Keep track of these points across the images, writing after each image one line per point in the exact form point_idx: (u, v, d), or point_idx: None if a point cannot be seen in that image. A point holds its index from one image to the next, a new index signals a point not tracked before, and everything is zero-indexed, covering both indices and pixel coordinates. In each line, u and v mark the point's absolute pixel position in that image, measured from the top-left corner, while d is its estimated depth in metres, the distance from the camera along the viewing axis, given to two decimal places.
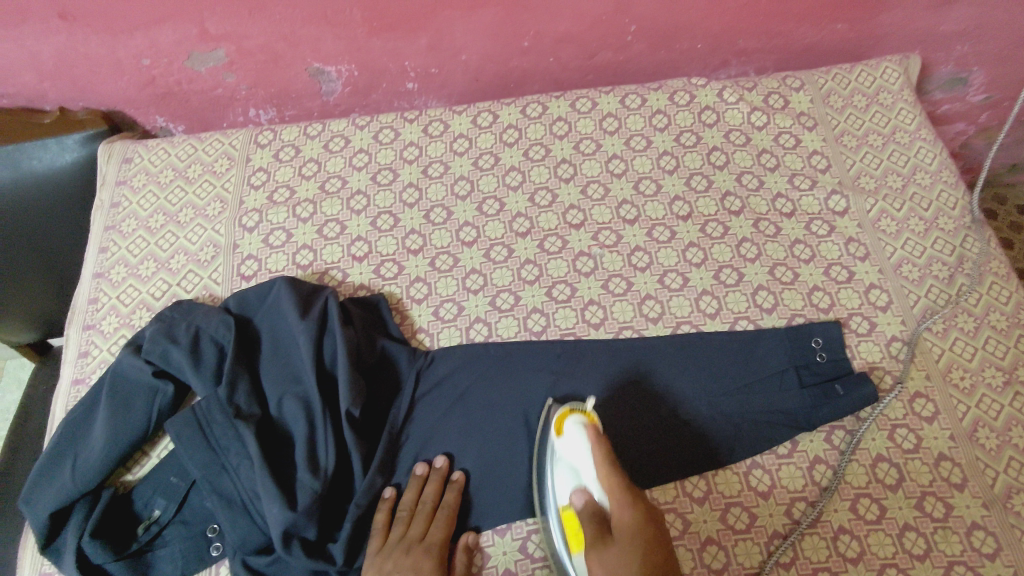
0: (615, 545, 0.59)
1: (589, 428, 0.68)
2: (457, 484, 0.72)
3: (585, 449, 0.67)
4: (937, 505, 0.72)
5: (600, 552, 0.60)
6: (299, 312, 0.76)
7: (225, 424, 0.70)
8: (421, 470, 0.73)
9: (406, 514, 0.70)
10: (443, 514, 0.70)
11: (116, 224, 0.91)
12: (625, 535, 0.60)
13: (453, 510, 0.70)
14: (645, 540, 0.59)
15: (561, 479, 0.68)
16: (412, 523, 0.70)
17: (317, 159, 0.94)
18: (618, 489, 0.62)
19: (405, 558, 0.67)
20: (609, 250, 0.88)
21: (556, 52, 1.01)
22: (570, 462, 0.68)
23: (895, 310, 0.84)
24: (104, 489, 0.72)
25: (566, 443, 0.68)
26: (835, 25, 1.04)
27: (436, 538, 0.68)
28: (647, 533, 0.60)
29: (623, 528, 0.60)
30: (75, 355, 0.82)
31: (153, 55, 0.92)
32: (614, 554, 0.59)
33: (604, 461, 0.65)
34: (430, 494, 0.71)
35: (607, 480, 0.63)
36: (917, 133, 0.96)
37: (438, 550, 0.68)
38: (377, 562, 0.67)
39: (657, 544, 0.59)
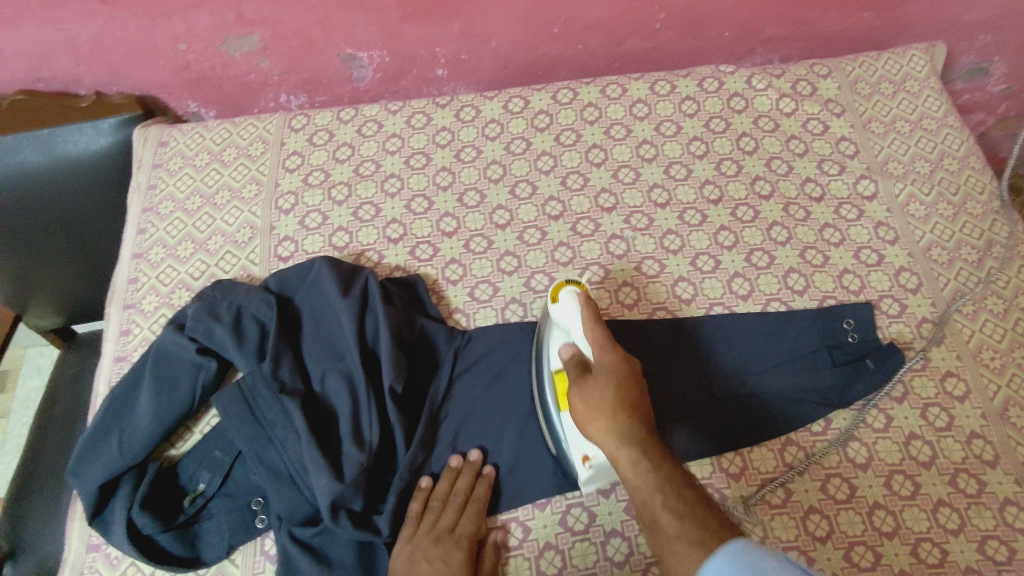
0: (593, 379, 0.66)
1: (581, 297, 0.72)
2: (488, 478, 0.72)
3: (576, 311, 0.71)
4: (970, 481, 0.73)
5: (580, 386, 0.66)
6: (340, 289, 0.77)
7: (270, 398, 0.71)
8: (455, 462, 0.72)
9: (437, 504, 0.70)
10: (473, 508, 0.70)
11: (154, 206, 0.92)
12: (604, 372, 0.66)
13: (483, 504, 0.70)
14: (620, 376, 0.65)
15: (556, 339, 0.73)
16: (442, 514, 0.69)
17: (351, 144, 0.95)
18: (601, 340, 0.68)
19: (435, 548, 0.66)
20: (641, 233, 0.89)
21: (585, 39, 1.03)
22: (563, 324, 0.72)
23: (925, 292, 0.85)
24: (150, 463, 0.74)
25: (558, 307, 0.73)
26: (861, 13, 1.05)
27: (466, 530, 0.68)
28: (623, 372, 0.66)
29: (602, 366, 0.66)
30: (117, 333, 0.83)
31: (189, 39, 0.93)
32: (591, 386, 0.65)
33: (592, 318, 0.70)
34: (462, 486, 0.71)
35: (592, 332, 0.69)
36: (943, 120, 0.98)
37: (467, 543, 0.67)
38: (407, 553, 0.67)
39: (631, 381, 0.65)
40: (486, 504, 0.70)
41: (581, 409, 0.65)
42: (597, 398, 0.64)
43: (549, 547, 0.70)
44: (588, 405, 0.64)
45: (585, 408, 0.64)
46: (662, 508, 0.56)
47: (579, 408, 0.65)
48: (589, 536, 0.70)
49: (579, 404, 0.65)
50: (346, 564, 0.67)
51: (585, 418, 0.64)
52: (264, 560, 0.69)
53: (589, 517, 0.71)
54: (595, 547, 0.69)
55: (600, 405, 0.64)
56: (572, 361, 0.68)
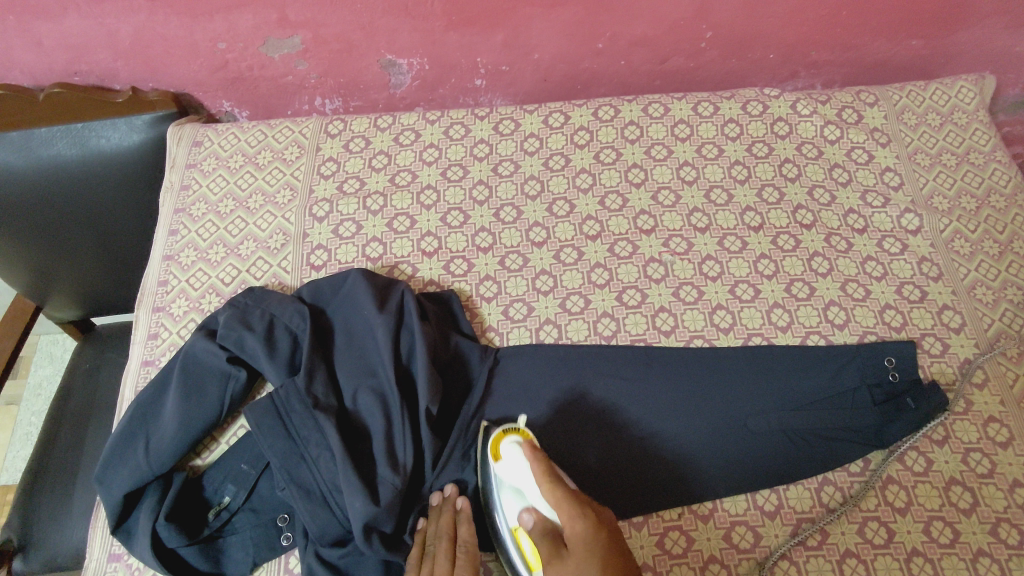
0: (571, 557, 0.56)
1: (526, 448, 0.65)
2: (465, 513, 0.67)
3: (526, 468, 0.64)
4: (1012, 531, 0.71)
5: (560, 570, 0.56)
6: (376, 304, 0.76)
7: (304, 413, 0.70)
8: (438, 500, 0.69)
9: (422, 555, 0.65)
10: (465, 551, 0.63)
11: (186, 207, 0.90)
12: (580, 548, 0.56)
13: (472, 545, 0.63)
14: (602, 550, 0.56)
15: (508, 501, 0.66)
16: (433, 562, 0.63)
17: (387, 152, 0.94)
18: (563, 501, 0.59)
19: None
20: (679, 257, 0.88)
21: (628, 55, 1.01)
22: (514, 484, 0.65)
23: (969, 332, 0.83)
24: (176, 473, 0.72)
25: (506, 467, 0.66)
26: (910, 41, 1.03)
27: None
28: (601, 541, 0.57)
29: (576, 541, 0.57)
30: (145, 336, 0.82)
31: (230, 38, 0.92)
32: (573, 572, 0.55)
33: (547, 478, 0.61)
34: (444, 527, 0.65)
35: (554, 496, 0.60)
36: (991, 154, 0.96)
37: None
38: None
39: (613, 549, 0.56)
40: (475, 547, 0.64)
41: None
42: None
43: None
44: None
45: None
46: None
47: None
48: None
49: None
50: None
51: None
52: None
53: None
54: None
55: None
56: (540, 531, 0.60)
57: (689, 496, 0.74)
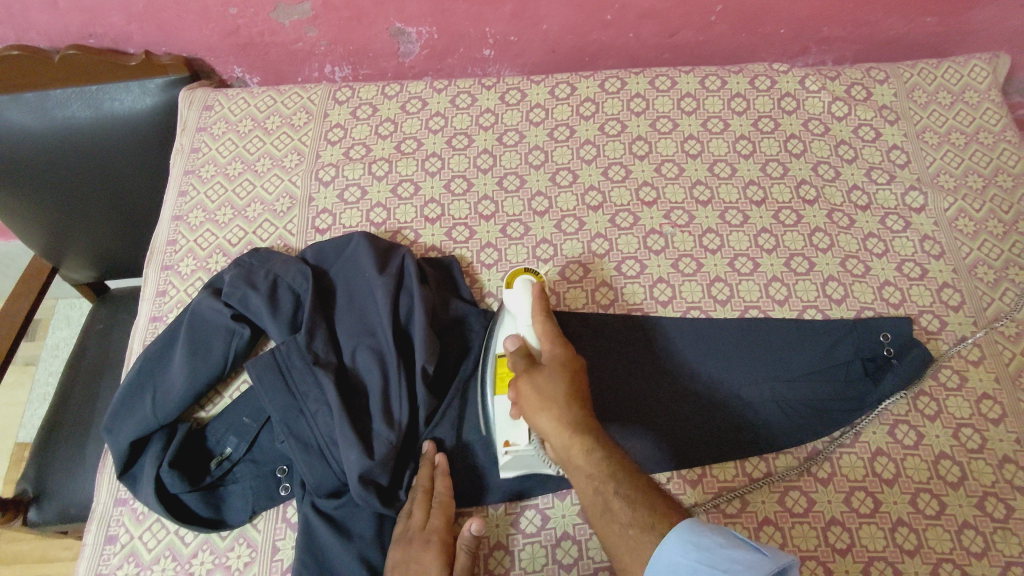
0: (544, 370, 0.65)
1: (534, 287, 0.73)
2: (444, 467, 0.70)
3: (526, 301, 0.72)
4: (998, 505, 0.72)
5: (532, 376, 0.64)
6: (377, 266, 0.77)
7: (304, 369, 0.71)
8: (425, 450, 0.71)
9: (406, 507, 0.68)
10: (438, 502, 0.68)
11: (196, 169, 0.92)
12: (556, 364, 0.65)
13: (447, 499, 0.68)
14: (572, 371, 0.65)
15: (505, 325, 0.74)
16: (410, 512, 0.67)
17: (394, 119, 0.95)
18: (547, 332, 0.69)
19: (416, 547, 0.64)
20: (680, 229, 0.88)
21: (637, 27, 1.01)
22: (512, 311, 0.73)
23: (968, 310, 0.83)
24: (180, 424, 0.75)
25: (512, 294, 0.73)
26: (924, 18, 1.02)
27: (435, 527, 0.66)
28: (570, 365, 0.65)
29: (552, 358, 0.66)
30: (153, 293, 0.84)
31: (241, 4, 0.93)
32: (545, 377, 0.64)
33: (544, 315, 0.70)
34: (422, 480, 0.69)
35: (545, 327, 0.69)
36: (1001, 134, 0.95)
37: (437, 539, 0.65)
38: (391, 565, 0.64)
39: (580, 376, 0.66)
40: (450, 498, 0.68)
41: (531, 401, 0.63)
42: (550, 391, 0.63)
43: (567, 536, 0.69)
44: (540, 398, 0.63)
45: (535, 397, 0.63)
46: (615, 495, 0.55)
47: (528, 397, 0.63)
48: None
49: (528, 393, 0.64)
50: (367, 540, 0.67)
51: (533, 409, 0.63)
52: (285, 528, 0.70)
53: None
54: None
55: (551, 395, 0.62)
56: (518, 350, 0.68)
57: (679, 461, 0.75)
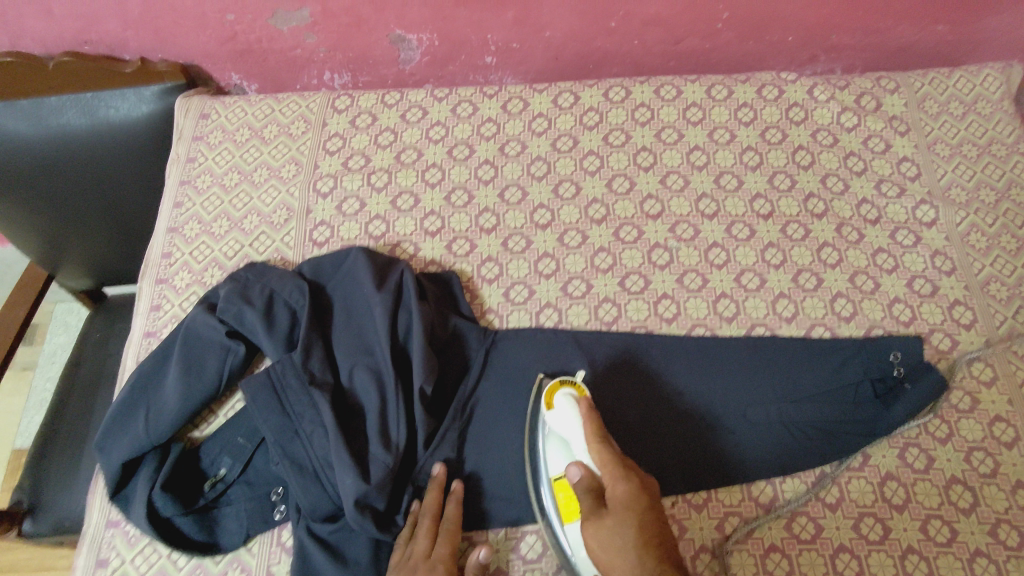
0: (611, 518, 0.57)
1: (581, 404, 0.67)
2: (457, 491, 0.68)
3: (576, 421, 0.66)
4: (1012, 533, 0.70)
5: (598, 526, 0.58)
6: (375, 282, 0.76)
7: (299, 389, 0.70)
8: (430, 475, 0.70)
9: (409, 531, 0.67)
10: (445, 530, 0.65)
11: (191, 178, 0.90)
12: (622, 509, 0.57)
13: (455, 525, 0.66)
14: (643, 514, 0.57)
15: (554, 449, 0.67)
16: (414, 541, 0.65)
17: (394, 129, 0.93)
18: (609, 463, 0.61)
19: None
20: (685, 243, 0.86)
21: (642, 34, 0.99)
22: (563, 434, 0.66)
23: (980, 328, 0.81)
24: (174, 444, 0.73)
25: (557, 414, 0.67)
26: (935, 26, 1.00)
27: (441, 555, 0.64)
28: (641, 507, 0.58)
29: (616, 502, 0.58)
30: (147, 308, 0.82)
31: (239, 10, 0.92)
32: (611, 530, 0.57)
33: (598, 438, 0.63)
34: (430, 504, 0.67)
35: (602, 455, 0.61)
36: (1015, 146, 0.93)
37: (443, 566, 0.63)
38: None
39: (653, 516, 0.58)
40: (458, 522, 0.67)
41: (602, 556, 0.57)
42: (619, 546, 0.56)
43: None
44: (610, 556, 0.56)
45: (607, 556, 0.56)
46: None
47: (598, 552, 0.57)
48: None
49: (599, 551, 0.57)
50: (363, 565, 0.66)
51: (608, 570, 0.56)
52: (280, 552, 0.68)
53: None
54: None
55: (623, 551, 0.56)
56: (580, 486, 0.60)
57: (685, 486, 0.73)
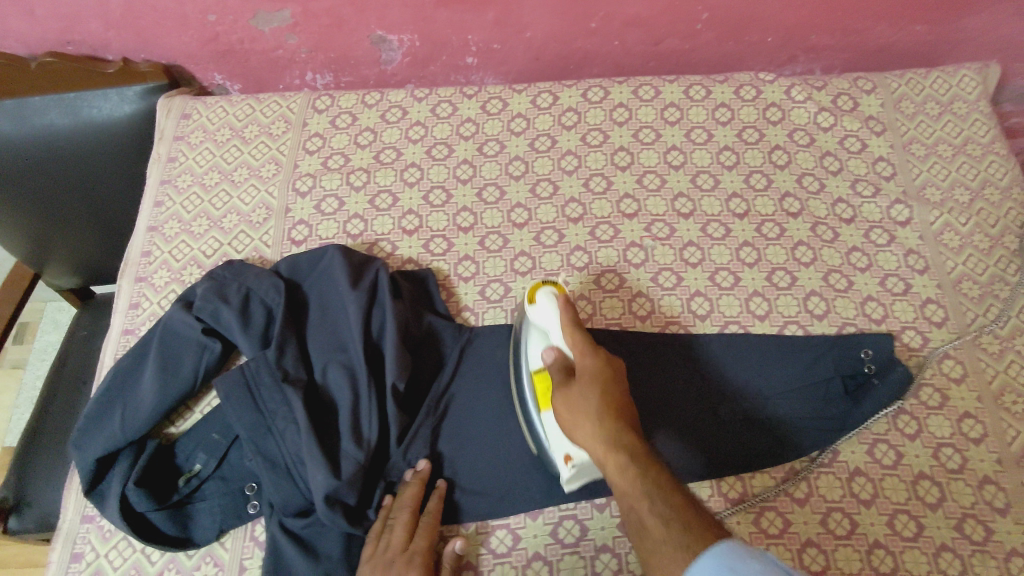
0: (578, 384, 0.64)
1: (559, 298, 0.73)
2: (441, 489, 0.70)
3: (554, 312, 0.71)
4: (977, 528, 0.71)
5: (565, 393, 0.64)
6: (350, 281, 0.76)
7: (273, 386, 0.71)
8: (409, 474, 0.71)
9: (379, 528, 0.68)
10: (425, 523, 0.67)
11: (172, 178, 0.91)
12: (587, 378, 0.64)
13: (435, 519, 0.68)
14: (606, 382, 0.64)
15: (535, 340, 0.73)
16: (388, 535, 0.67)
17: (373, 128, 0.94)
18: (581, 344, 0.67)
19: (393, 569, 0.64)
20: (661, 242, 0.87)
21: (622, 35, 0.99)
22: (541, 326, 0.72)
23: (951, 327, 0.82)
24: (149, 440, 0.74)
25: (537, 309, 0.73)
26: (913, 27, 1.00)
27: (420, 548, 0.66)
28: (606, 377, 0.64)
29: (584, 371, 0.65)
30: (126, 305, 0.83)
31: (220, 11, 0.92)
32: (577, 393, 0.63)
33: (571, 326, 0.69)
34: (409, 499, 0.68)
35: (573, 337, 0.68)
36: (990, 146, 0.93)
37: (420, 559, 0.65)
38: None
39: (616, 387, 0.64)
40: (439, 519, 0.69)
41: (566, 414, 0.63)
42: (581, 403, 0.62)
43: (539, 557, 0.69)
44: (574, 413, 0.62)
45: (571, 416, 0.62)
46: (650, 508, 0.52)
47: (564, 414, 0.63)
48: (579, 550, 0.69)
49: (565, 411, 0.63)
50: (334, 559, 0.67)
51: (571, 427, 0.62)
52: (253, 546, 0.69)
53: (581, 531, 0.70)
54: (585, 561, 0.68)
55: (584, 412, 0.62)
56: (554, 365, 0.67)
57: None
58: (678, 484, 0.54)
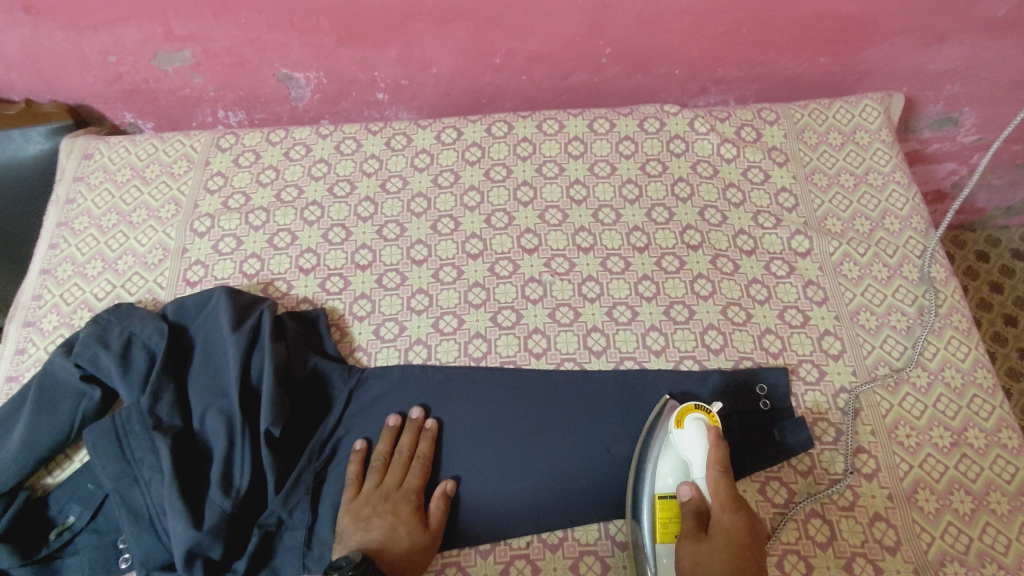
0: (710, 541, 0.62)
1: (711, 432, 0.69)
2: (429, 432, 0.75)
3: (704, 449, 0.68)
4: (866, 567, 0.70)
5: (694, 546, 0.62)
6: (232, 324, 0.76)
7: (143, 435, 0.70)
8: (393, 423, 0.75)
9: (380, 463, 0.73)
10: (418, 464, 0.73)
11: (69, 220, 0.91)
12: (722, 537, 0.61)
13: (427, 460, 0.73)
14: (741, 549, 0.61)
15: (671, 467, 0.69)
16: (386, 473, 0.72)
17: (276, 167, 0.94)
18: (726, 496, 0.64)
19: (384, 503, 0.70)
20: (560, 277, 0.86)
21: (528, 70, 1.00)
22: (685, 456, 0.69)
23: (848, 359, 0.81)
24: (21, 492, 0.72)
25: (682, 434, 0.69)
26: (818, 58, 1.01)
27: (412, 485, 0.71)
28: (744, 544, 0.61)
29: (722, 529, 0.62)
30: (13, 351, 0.82)
31: (118, 52, 0.93)
32: (706, 555, 0.61)
33: (720, 468, 0.66)
34: (405, 444, 0.74)
35: (716, 485, 0.65)
36: (891, 175, 0.94)
37: (414, 496, 0.71)
38: (351, 510, 0.70)
39: (751, 559, 0.61)
40: (430, 461, 0.74)
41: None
42: (708, 567, 0.60)
43: None
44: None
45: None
46: None
47: (684, 573, 0.62)
48: None
49: (687, 570, 0.61)
50: None
51: None
52: None
53: None
54: None
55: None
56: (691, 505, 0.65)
57: (540, 523, 0.71)
58: None
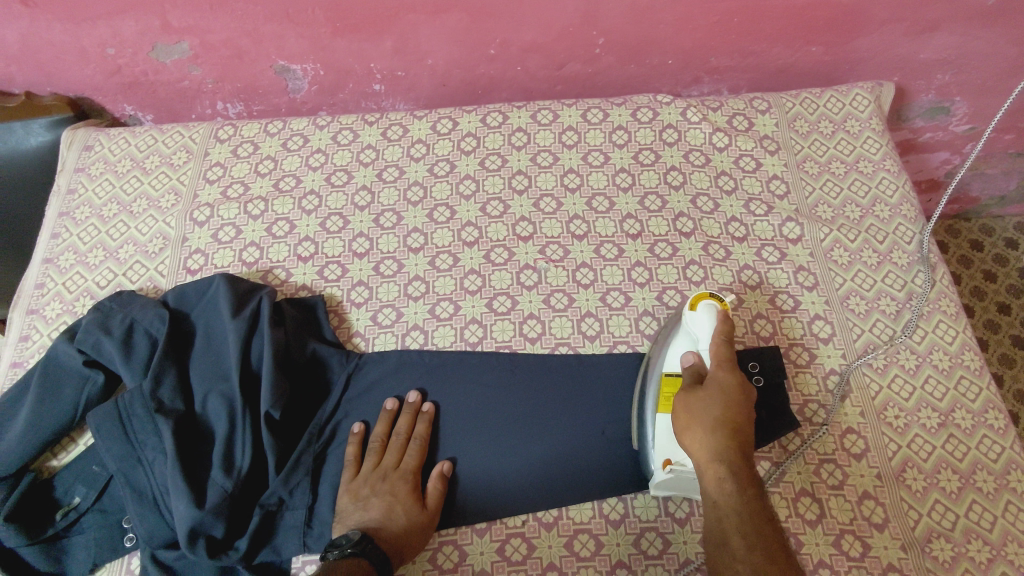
0: (704, 390, 0.67)
1: (721, 313, 0.72)
2: (425, 415, 0.76)
3: (710, 325, 0.71)
4: (855, 544, 0.71)
5: (689, 396, 0.67)
6: (231, 309, 0.77)
7: (145, 418, 0.71)
8: (390, 407, 0.77)
9: (378, 445, 0.74)
10: (415, 446, 0.74)
11: (70, 210, 0.92)
12: (715, 388, 0.67)
13: (424, 441, 0.74)
14: (732, 399, 0.66)
15: (681, 344, 0.73)
16: (383, 455, 0.74)
17: (274, 157, 0.95)
18: (722, 358, 0.69)
19: (381, 483, 0.71)
20: (555, 264, 0.87)
21: (522, 61, 1.01)
22: (692, 331, 0.72)
23: (837, 343, 0.83)
24: (26, 474, 0.74)
25: (693, 314, 0.72)
26: (809, 48, 1.02)
27: (409, 465, 0.73)
28: (735, 395, 0.67)
29: (716, 382, 0.67)
30: (16, 338, 0.83)
31: (117, 44, 0.94)
32: (701, 400, 0.66)
33: (723, 340, 0.70)
34: (402, 426, 0.75)
35: (717, 349, 0.69)
36: (881, 163, 0.95)
37: (412, 476, 0.72)
38: (350, 490, 0.71)
39: (742, 406, 0.67)
40: (427, 442, 0.75)
41: (683, 415, 0.66)
42: (701, 411, 0.66)
43: None
44: (689, 419, 0.66)
45: (685, 416, 0.66)
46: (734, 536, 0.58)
47: (680, 415, 0.67)
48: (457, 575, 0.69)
49: (682, 409, 0.67)
50: None
51: (682, 429, 0.66)
52: None
53: (459, 556, 0.70)
54: None
55: (699, 419, 0.65)
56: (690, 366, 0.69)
57: (536, 504, 0.73)
58: (767, 507, 0.60)
